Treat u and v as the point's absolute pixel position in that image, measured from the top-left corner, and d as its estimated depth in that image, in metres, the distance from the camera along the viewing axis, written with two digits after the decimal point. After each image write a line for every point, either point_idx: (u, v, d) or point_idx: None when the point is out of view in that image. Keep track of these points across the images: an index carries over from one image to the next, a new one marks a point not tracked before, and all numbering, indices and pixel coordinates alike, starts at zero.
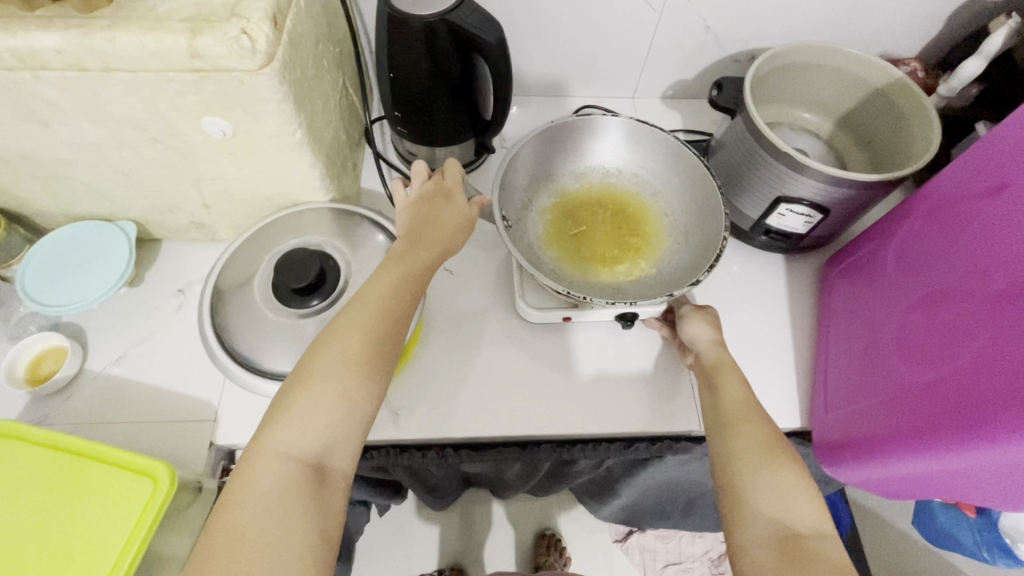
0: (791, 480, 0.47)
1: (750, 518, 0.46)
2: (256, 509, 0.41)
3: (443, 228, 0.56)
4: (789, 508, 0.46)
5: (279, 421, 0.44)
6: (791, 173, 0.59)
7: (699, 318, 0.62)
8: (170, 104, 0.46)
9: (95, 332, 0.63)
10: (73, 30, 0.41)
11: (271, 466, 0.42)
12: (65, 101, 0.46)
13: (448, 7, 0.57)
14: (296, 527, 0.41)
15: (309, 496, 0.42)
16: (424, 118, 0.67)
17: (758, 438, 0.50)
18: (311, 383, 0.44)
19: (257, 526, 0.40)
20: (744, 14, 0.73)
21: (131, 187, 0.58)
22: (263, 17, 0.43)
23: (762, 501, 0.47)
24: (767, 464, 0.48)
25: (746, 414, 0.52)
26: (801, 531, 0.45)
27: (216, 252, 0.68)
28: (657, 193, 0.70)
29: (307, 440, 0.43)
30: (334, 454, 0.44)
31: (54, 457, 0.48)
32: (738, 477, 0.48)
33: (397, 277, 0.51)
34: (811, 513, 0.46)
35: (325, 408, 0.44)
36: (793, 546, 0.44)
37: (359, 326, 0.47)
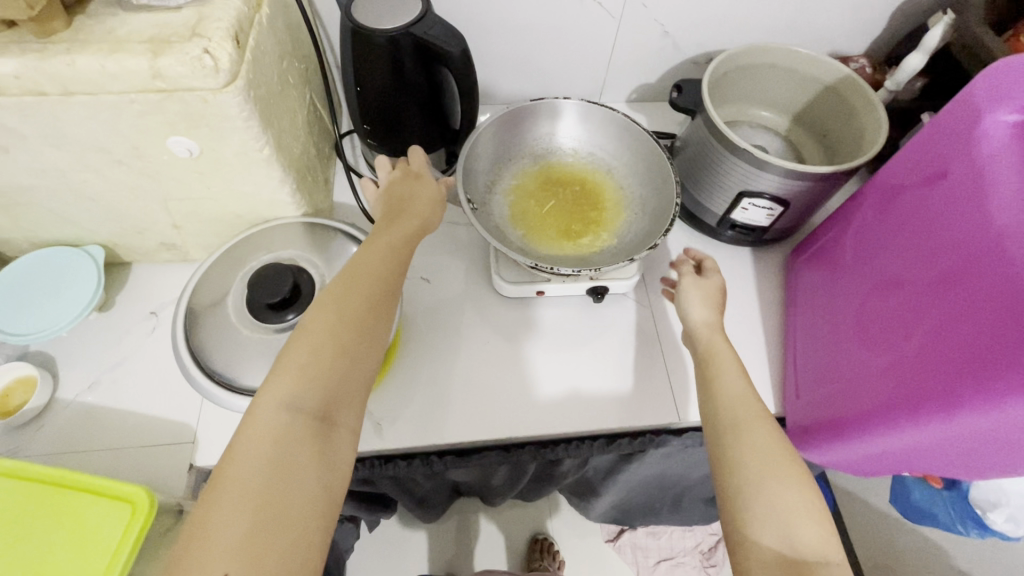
0: (800, 500, 0.44)
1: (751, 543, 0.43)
2: (260, 457, 0.40)
3: (418, 204, 0.57)
4: (798, 533, 0.42)
5: (280, 376, 0.43)
6: (747, 166, 0.61)
7: (699, 293, 0.59)
8: (133, 126, 0.46)
9: (65, 361, 0.61)
10: (30, 55, 0.41)
11: (276, 418, 0.41)
12: (24, 126, 0.45)
13: (410, 21, 0.58)
14: (306, 478, 0.40)
15: (315, 449, 0.42)
16: (394, 130, 0.68)
17: (764, 447, 0.46)
18: (309, 339, 0.44)
19: (268, 474, 0.40)
20: (699, 18, 0.76)
21: (97, 211, 0.57)
22: (225, 36, 0.43)
23: (764, 526, 0.43)
24: (773, 482, 0.44)
25: (752, 419, 0.48)
26: (813, 562, 0.42)
27: (189, 273, 0.68)
28: (611, 168, 0.72)
29: (310, 393, 0.42)
30: (340, 407, 0.43)
31: (24, 488, 0.47)
32: (743, 497, 0.44)
33: (386, 245, 0.52)
34: (825, 539, 0.43)
35: (326, 360, 0.44)
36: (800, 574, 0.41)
37: (358, 284, 0.48)
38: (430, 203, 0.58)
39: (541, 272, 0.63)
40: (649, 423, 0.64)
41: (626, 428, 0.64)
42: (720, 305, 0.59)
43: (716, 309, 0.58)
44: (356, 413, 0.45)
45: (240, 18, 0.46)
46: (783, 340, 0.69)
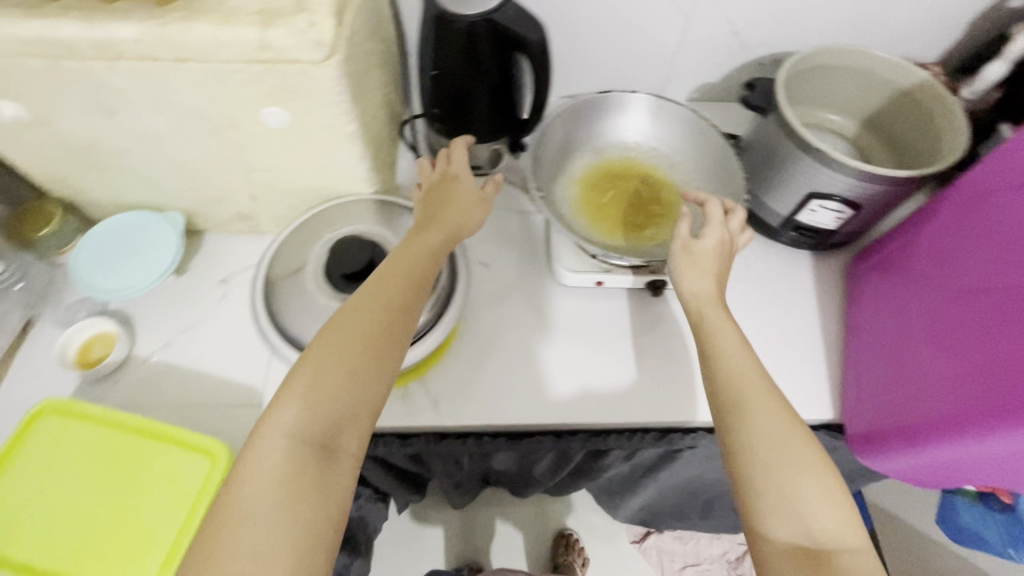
0: (817, 487, 0.43)
1: (767, 530, 0.42)
2: (262, 486, 0.41)
3: (455, 207, 0.57)
4: (814, 521, 0.42)
5: (285, 400, 0.44)
6: (819, 165, 0.60)
7: (687, 262, 0.54)
8: (233, 95, 0.48)
9: (141, 320, 0.64)
10: (150, 22, 0.43)
11: (277, 443, 0.43)
12: (135, 91, 0.48)
13: (492, 8, 0.59)
14: (301, 504, 0.41)
15: (313, 475, 0.42)
16: (464, 115, 0.69)
17: (778, 432, 0.44)
18: (316, 361, 0.45)
19: (266, 498, 0.41)
20: (771, 16, 0.75)
21: (184, 178, 0.59)
22: (329, 12, 0.45)
23: (776, 515, 0.42)
24: (788, 472, 0.43)
25: (764, 401, 0.46)
26: (830, 548, 0.41)
27: (259, 244, 0.70)
28: (674, 164, 0.71)
29: (311, 420, 0.43)
30: (341, 435, 0.44)
31: (110, 434, 0.50)
32: (756, 487, 0.43)
33: (404, 260, 0.52)
34: (843, 527, 0.42)
35: (330, 387, 0.44)
36: (817, 560, 0.41)
37: (371, 305, 0.48)
38: (468, 199, 0.58)
39: (604, 262, 0.64)
40: (703, 419, 0.64)
41: (680, 423, 0.64)
42: (718, 273, 0.53)
43: (708, 276, 0.53)
44: (358, 438, 0.45)
45: None
46: (843, 347, 0.68)
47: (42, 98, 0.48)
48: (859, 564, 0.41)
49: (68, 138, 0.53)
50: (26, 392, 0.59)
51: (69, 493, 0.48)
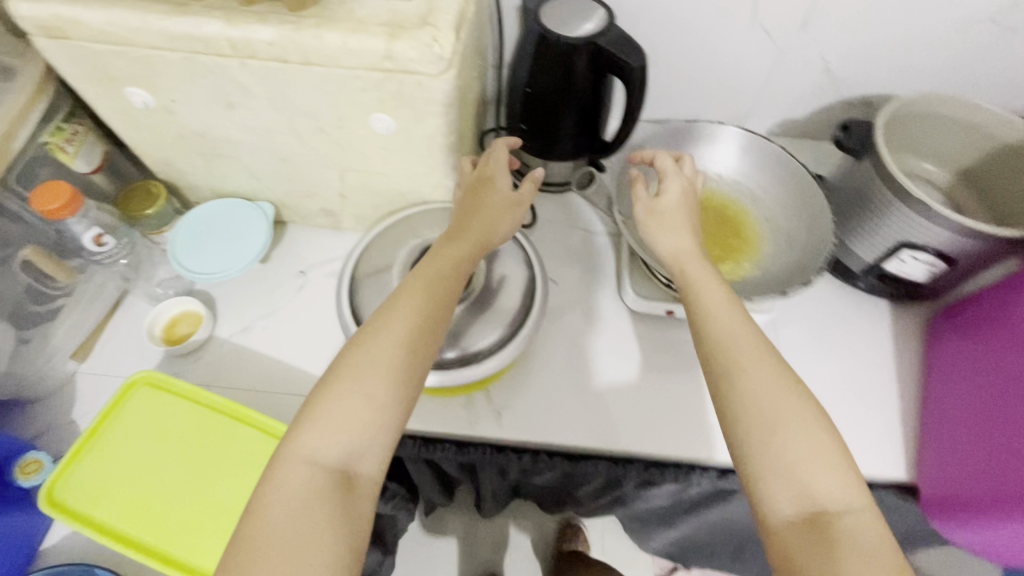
0: (814, 448, 0.41)
1: (769, 496, 0.40)
2: (279, 516, 0.41)
3: (486, 216, 0.54)
4: (817, 481, 0.40)
5: (305, 427, 0.44)
6: (915, 216, 0.58)
7: (649, 215, 0.54)
8: (348, 99, 0.50)
9: (224, 303, 0.67)
10: (286, 26, 0.45)
11: (297, 470, 0.42)
12: (258, 87, 0.50)
13: (595, 32, 0.60)
14: (319, 536, 0.40)
15: (334, 502, 0.42)
16: (549, 132, 0.69)
17: (771, 387, 0.43)
18: (336, 387, 0.44)
19: (285, 530, 0.40)
20: (869, 58, 0.73)
21: (282, 171, 0.62)
22: (451, 27, 0.46)
23: (771, 476, 0.40)
24: (781, 433, 0.41)
25: (756, 358, 0.44)
26: (834, 511, 0.39)
27: (337, 240, 0.72)
28: (756, 199, 0.70)
29: (330, 447, 0.43)
30: (360, 461, 0.43)
31: (198, 411, 0.51)
32: (750, 453, 0.41)
33: (430, 279, 0.50)
34: (843, 488, 0.40)
35: (349, 414, 0.43)
36: (822, 526, 0.39)
37: (391, 327, 0.46)
38: (502, 206, 0.55)
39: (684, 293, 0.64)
40: None
41: None
42: (686, 222, 0.53)
43: (679, 231, 0.53)
44: (379, 463, 0.44)
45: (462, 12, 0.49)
46: (921, 405, 0.65)
47: (172, 87, 0.51)
48: (864, 529, 0.38)
49: (185, 126, 0.56)
50: (115, 360, 0.62)
51: (157, 463, 0.50)
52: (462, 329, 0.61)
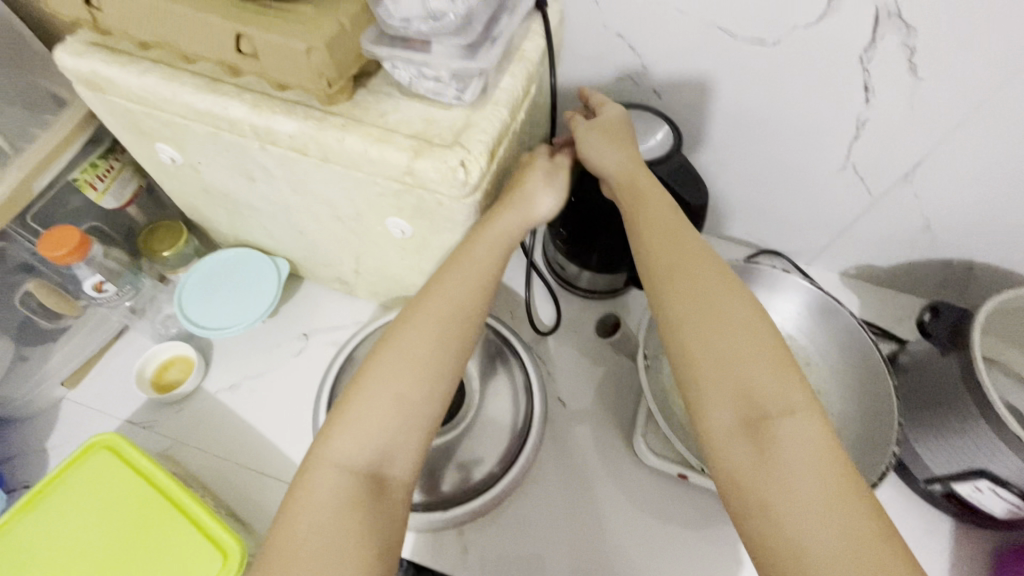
0: (758, 352, 0.40)
1: (709, 402, 0.39)
2: (312, 527, 0.39)
3: (528, 191, 0.48)
4: (755, 380, 0.39)
5: (333, 432, 0.42)
6: (1005, 447, 0.48)
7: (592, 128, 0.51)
8: (366, 200, 0.46)
9: (220, 353, 0.65)
10: (310, 122, 0.42)
11: (326, 477, 0.40)
12: (277, 170, 0.47)
13: (655, 158, 0.54)
14: (350, 541, 0.38)
15: (365, 504, 0.40)
16: (589, 242, 0.63)
17: (707, 288, 0.43)
18: (365, 393, 0.43)
19: (316, 535, 0.38)
20: (980, 226, 0.62)
21: (300, 239, 0.59)
22: (483, 151, 0.42)
23: (715, 381, 0.39)
24: (722, 335, 0.40)
25: (696, 265, 0.44)
26: (774, 414, 0.38)
27: (346, 307, 0.69)
28: (810, 364, 0.61)
29: (362, 448, 0.41)
30: (392, 463, 0.42)
31: (147, 488, 0.49)
32: (694, 369, 0.40)
33: (461, 272, 0.46)
34: (789, 387, 0.39)
35: (378, 413, 0.42)
36: (763, 428, 0.38)
37: (424, 326, 0.44)
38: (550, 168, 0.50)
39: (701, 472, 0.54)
40: None
41: None
42: (626, 134, 0.51)
43: (623, 149, 0.50)
44: (411, 465, 0.42)
45: (501, 131, 0.44)
46: None
47: (198, 152, 0.49)
48: (803, 427, 0.37)
49: (210, 184, 0.55)
50: (103, 394, 0.61)
51: (92, 540, 0.47)
52: (467, 450, 0.60)
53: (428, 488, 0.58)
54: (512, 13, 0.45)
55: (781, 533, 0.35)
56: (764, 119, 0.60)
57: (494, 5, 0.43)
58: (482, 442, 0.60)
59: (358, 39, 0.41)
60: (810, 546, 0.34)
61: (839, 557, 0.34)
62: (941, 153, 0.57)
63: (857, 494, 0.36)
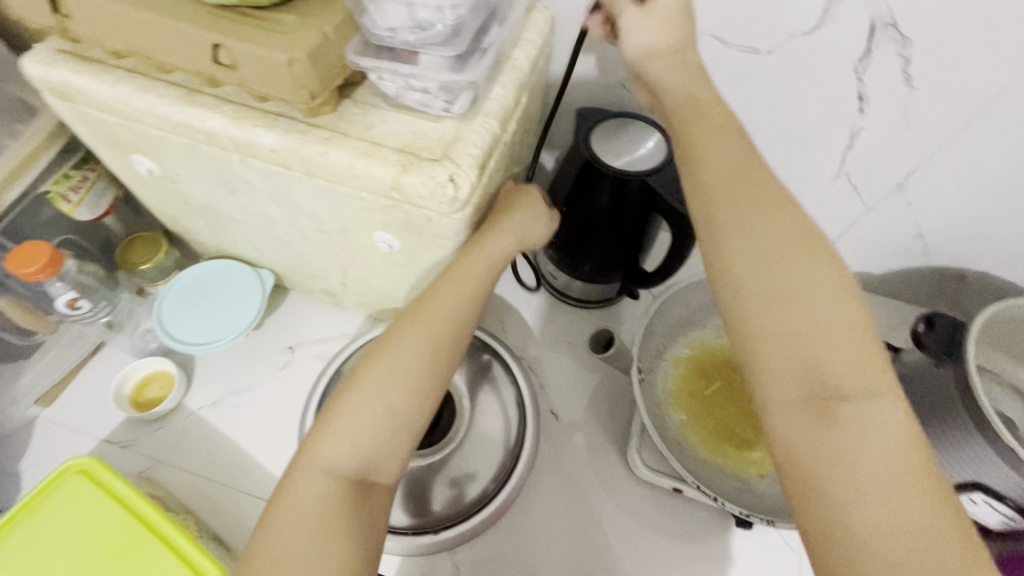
0: (833, 320, 0.33)
1: (774, 374, 0.33)
2: (296, 535, 0.36)
3: (519, 214, 0.49)
4: (828, 352, 0.33)
5: (321, 434, 0.39)
6: (998, 460, 0.48)
7: (646, 17, 0.42)
8: (352, 214, 0.45)
9: (203, 368, 0.63)
10: (293, 135, 0.41)
11: (313, 483, 0.38)
12: (260, 183, 0.46)
13: (648, 168, 0.52)
14: (333, 550, 0.36)
15: (350, 511, 0.38)
16: (582, 252, 0.62)
17: (776, 240, 0.35)
18: (354, 398, 0.40)
19: (300, 543, 0.36)
20: (972, 234, 0.62)
21: (284, 251, 0.57)
22: (473, 165, 0.41)
23: (782, 350, 0.33)
24: (791, 296, 0.34)
25: (765, 213, 0.36)
26: (848, 393, 0.32)
27: (334, 318, 0.67)
28: None
29: (350, 454, 0.39)
30: (379, 470, 0.40)
31: (123, 513, 0.47)
32: (759, 336, 0.34)
33: (458, 286, 0.44)
34: (865, 364, 0.33)
35: (368, 419, 0.39)
36: (832, 408, 0.32)
37: (418, 337, 0.42)
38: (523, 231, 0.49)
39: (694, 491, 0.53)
40: None
41: None
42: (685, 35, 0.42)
43: (683, 59, 0.42)
44: (397, 471, 0.41)
45: (491, 143, 0.43)
46: None
47: (177, 164, 0.48)
48: (877, 411, 0.32)
49: (190, 196, 0.53)
50: (80, 413, 0.59)
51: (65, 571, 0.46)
52: (457, 469, 0.59)
53: (417, 509, 0.57)
54: (501, 22, 0.43)
55: (839, 528, 0.30)
56: (759, 127, 0.60)
57: (483, 14, 0.41)
58: (473, 461, 0.60)
59: (342, 49, 0.40)
60: (882, 548, 0.29)
61: (912, 560, 0.28)
62: (935, 162, 0.56)
63: (934, 488, 0.30)
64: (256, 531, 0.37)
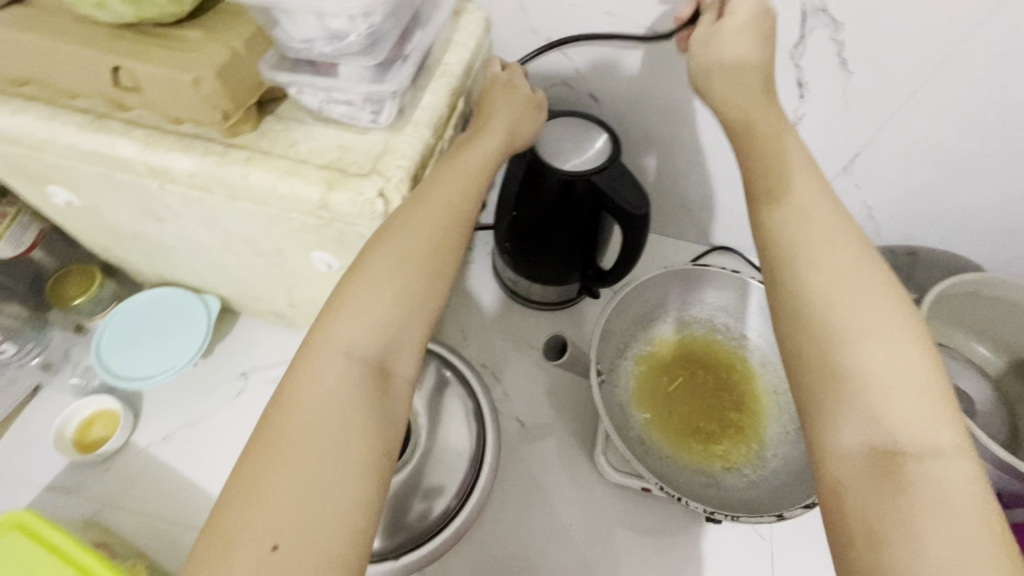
0: (900, 372, 0.31)
1: (833, 424, 0.31)
2: (314, 414, 0.33)
3: (502, 111, 0.45)
4: (892, 410, 0.30)
5: (333, 316, 0.36)
6: None
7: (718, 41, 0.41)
8: (284, 235, 0.43)
9: (151, 402, 0.60)
10: (210, 158, 0.38)
11: (329, 366, 0.34)
12: (184, 210, 0.43)
13: (591, 168, 0.51)
14: (353, 439, 0.33)
15: (369, 400, 0.34)
16: (536, 255, 0.60)
17: (845, 287, 0.34)
18: (362, 283, 0.36)
19: (316, 429, 0.33)
20: (918, 211, 0.62)
21: (225, 276, 0.55)
22: (403, 178, 0.39)
23: (842, 402, 0.31)
24: (852, 347, 0.32)
25: (837, 258, 0.35)
26: (911, 454, 0.29)
27: (287, 340, 0.65)
28: (767, 361, 0.60)
29: (369, 335, 0.35)
30: (397, 356, 0.36)
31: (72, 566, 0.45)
32: (815, 382, 0.32)
33: (460, 173, 0.41)
34: (931, 422, 0.30)
35: (384, 302, 0.36)
36: (891, 468, 0.29)
37: (425, 215, 0.38)
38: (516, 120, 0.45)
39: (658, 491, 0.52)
40: None
41: None
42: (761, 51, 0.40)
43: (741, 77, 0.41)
44: (416, 360, 0.37)
45: (423, 154, 0.41)
46: None
47: (95, 194, 0.45)
48: (947, 471, 0.29)
49: (116, 226, 0.50)
50: (19, 461, 0.56)
51: None
52: (427, 482, 0.58)
53: (392, 526, 0.55)
54: (426, 27, 0.42)
55: None
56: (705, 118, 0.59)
57: (404, 20, 0.40)
58: (441, 473, 0.58)
59: (256, 65, 0.38)
60: None
61: None
62: (878, 143, 0.57)
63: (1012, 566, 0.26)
64: (267, 409, 0.34)
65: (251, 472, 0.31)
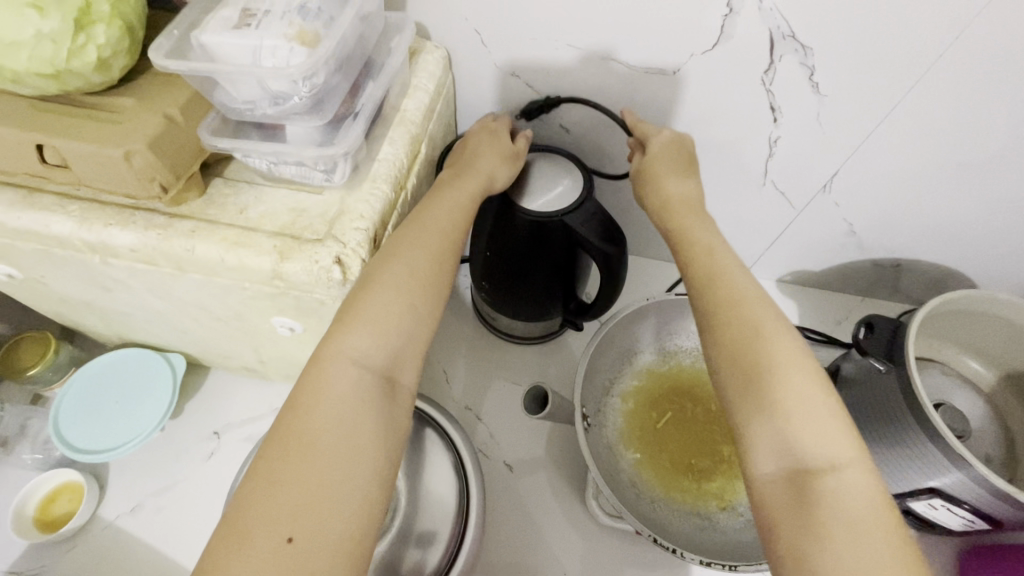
0: (812, 395, 0.34)
1: (757, 445, 0.34)
2: (331, 414, 0.32)
3: (488, 151, 0.47)
4: (806, 433, 0.33)
5: (343, 325, 0.34)
6: (952, 469, 0.47)
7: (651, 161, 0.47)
8: (239, 302, 0.40)
9: (118, 471, 0.57)
10: (152, 232, 0.36)
11: (343, 374, 0.33)
12: (132, 281, 0.41)
13: (564, 207, 0.49)
14: (367, 456, 0.32)
15: (383, 411, 0.34)
16: (517, 294, 0.58)
17: (766, 319, 0.37)
18: (367, 298, 0.35)
19: (333, 431, 0.32)
20: (901, 226, 0.61)
21: (187, 338, 0.52)
22: (361, 241, 0.37)
23: (764, 427, 0.34)
24: (774, 377, 0.35)
25: (763, 308, 0.37)
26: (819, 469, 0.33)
27: (259, 394, 0.62)
28: None
29: (380, 347, 0.34)
30: (405, 368, 0.35)
31: None
32: (741, 407, 0.35)
33: (459, 193, 0.42)
34: (833, 437, 0.33)
35: (394, 317, 0.35)
36: (806, 484, 0.32)
37: (421, 238, 0.38)
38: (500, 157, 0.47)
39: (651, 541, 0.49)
40: None
41: None
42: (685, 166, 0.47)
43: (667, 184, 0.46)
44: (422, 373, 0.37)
45: (383, 212, 0.39)
46: None
47: (37, 268, 0.42)
48: (852, 483, 0.32)
49: (65, 295, 0.47)
50: None
51: None
52: (417, 527, 0.53)
53: None
54: (378, 77, 0.40)
55: None
56: None
57: (353, 73, 0.37)
58: (431, 518, 0.53)
59: (196, 131, 0.35)
60: None
61: None
62: (854, 163, 0.55)
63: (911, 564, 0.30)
64: (278, 415, 0.33)
65: (264, 476, 0.30)
